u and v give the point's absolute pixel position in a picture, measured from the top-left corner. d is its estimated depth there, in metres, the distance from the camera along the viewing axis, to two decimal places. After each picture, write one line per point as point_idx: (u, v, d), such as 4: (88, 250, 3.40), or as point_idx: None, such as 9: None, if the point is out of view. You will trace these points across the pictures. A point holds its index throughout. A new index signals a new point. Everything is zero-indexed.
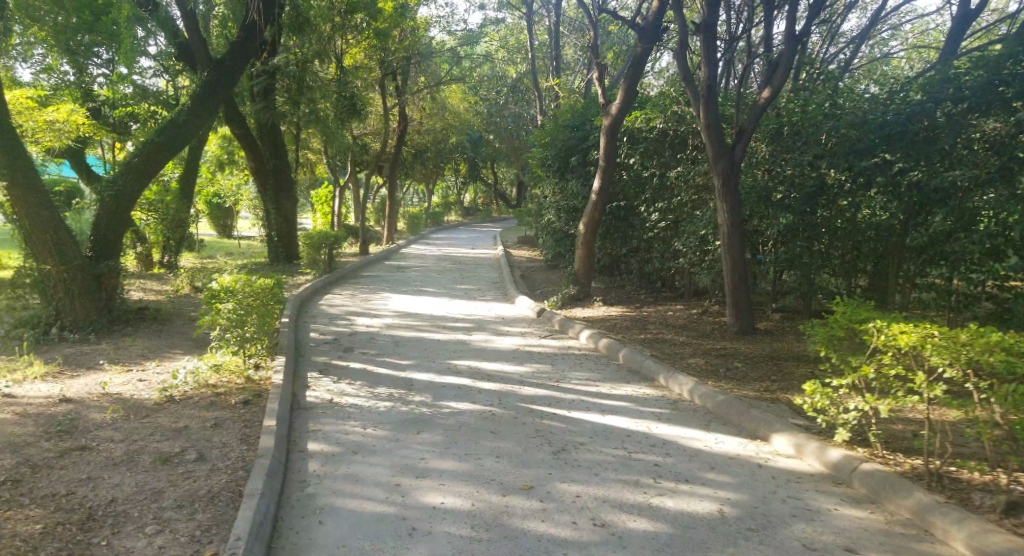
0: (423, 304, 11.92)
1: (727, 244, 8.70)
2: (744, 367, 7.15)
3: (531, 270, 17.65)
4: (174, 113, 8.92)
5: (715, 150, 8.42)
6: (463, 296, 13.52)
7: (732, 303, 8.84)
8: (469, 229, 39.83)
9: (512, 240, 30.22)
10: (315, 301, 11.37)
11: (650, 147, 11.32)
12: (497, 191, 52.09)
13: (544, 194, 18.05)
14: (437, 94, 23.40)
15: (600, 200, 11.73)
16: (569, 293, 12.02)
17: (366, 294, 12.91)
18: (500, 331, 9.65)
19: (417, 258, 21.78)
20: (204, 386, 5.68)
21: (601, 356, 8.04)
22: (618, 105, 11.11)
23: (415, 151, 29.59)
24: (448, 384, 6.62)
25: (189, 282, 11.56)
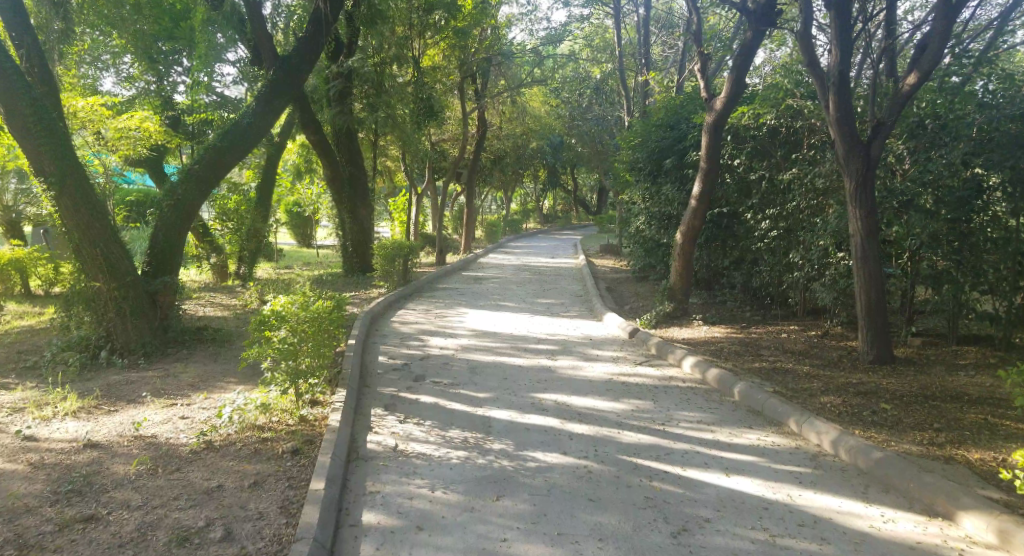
0: (501, 322, 11.01)
1: (861, 256, 7.52)
2: (894, 411, 5.76)
3: (617, 282, 16.52)
4: (238, 118, 8.48)
5: (847, 145, 7.42)
6: (544, 312, 12.55)
7: (865, 324, 7.56)
8: (548, 237, 38.86)
9: (594, 248, 29.04)
10: (386, 319, 10.62)
11: (760, 148, 10.46)
12: (576, 197, 50.91)
13: (632, 200, 16.93)
14: (519, 97, 22.65)
15: (702, 207, 10.64)
16: (664, 310, 10.87)
17: (442, 309, 12.11)
18: (589, 354, 8.63)
19: (496, 269, 20.94)
20: (252, 428, 5.04)
21: (709, 391, 6.89)
22: (721, 99, 10.10)
23: (494, 157, 28.87)
24: (533, 426, 5.64)
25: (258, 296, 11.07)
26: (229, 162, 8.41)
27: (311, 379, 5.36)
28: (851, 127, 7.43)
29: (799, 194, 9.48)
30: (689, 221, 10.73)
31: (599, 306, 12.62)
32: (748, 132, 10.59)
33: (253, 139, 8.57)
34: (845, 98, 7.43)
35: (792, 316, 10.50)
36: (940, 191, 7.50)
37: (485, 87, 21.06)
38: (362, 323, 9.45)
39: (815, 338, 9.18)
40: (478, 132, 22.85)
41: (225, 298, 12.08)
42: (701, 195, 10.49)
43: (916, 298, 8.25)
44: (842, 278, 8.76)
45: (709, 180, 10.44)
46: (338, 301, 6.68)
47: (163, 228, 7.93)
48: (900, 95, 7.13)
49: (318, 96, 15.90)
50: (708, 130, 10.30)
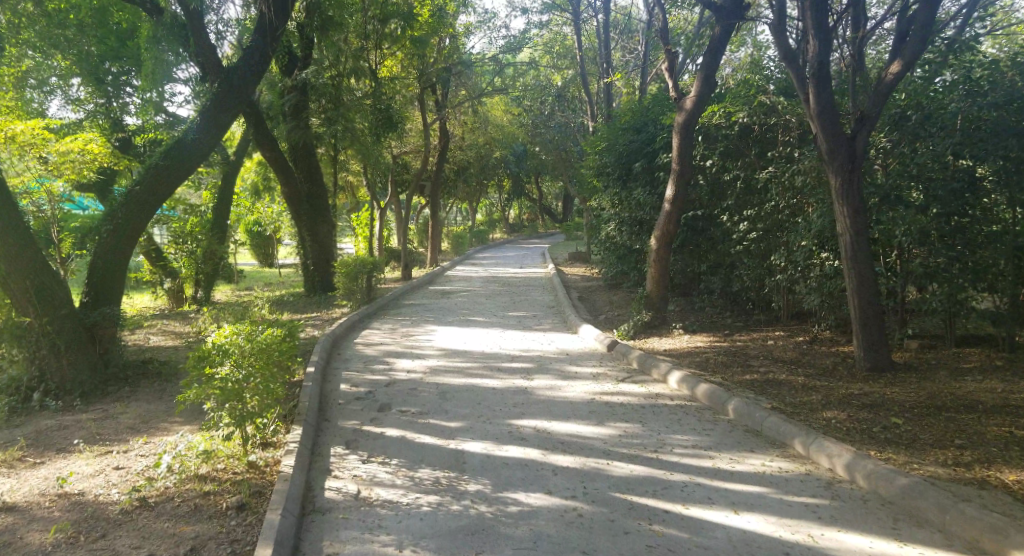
0: (472, 340, 10.36)
1: (851, 258, 7.06)
2: (906, 429, 5.31)
3: (589, 291, 15.98)
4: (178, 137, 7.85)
5: (830, 142, 6.97)
6: (517, 326, 11.94)
7: (859, 330, 7.16)
8: (514, 248, 38.40)
9: (563, 257, 28.54)
10: (348, 341, 9.90)
11: (733, 148, 10.04)
12: (542, 206, 50.45)
13: (600, 206, 16.45)
14: (480, 107, 22.17)
15: (676, 209, 10.14)
16: (642, 319, 10.30)
17: (409, 329, 11.41)
18: (567, 372, 8.05)
19: (464, 281, 20.29)
20: (196, 480, 4.28)
21: (701, 409, 6.33)
22: (692, 96, 9.63)
23: (457, 167, 28.25)
24: (511, 460, 5.00)
25: (214, 322, 10.31)
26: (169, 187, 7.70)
27: (260, 419, 4.64)
28: (833, 121, 6.97)
29: (778, 193, 9.02)
30: (663, 224, 10.24)
31: (574, 318, 12.04)
32: (720, 132, 10.16)
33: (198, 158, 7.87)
34: (826, 91, 6.98)
35: (774, 321, 10.04)
36: (928, 186, 7.11)
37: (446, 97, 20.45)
38: (320, 347, 8.74)
39: (803, 344, 8.74)
40: (440, 142, 22.23)
41: (177, 323, 11.37)
42: (675, 196, 9.99)
43: (908, 299, 7.87)
44: (830, 283, 8.32)
45: (682, 181, 9.95)
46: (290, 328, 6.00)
47: (103, 254, 7.26)
48: (884, 85, 6.71)
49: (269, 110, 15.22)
50: (677, 129, 9.81)
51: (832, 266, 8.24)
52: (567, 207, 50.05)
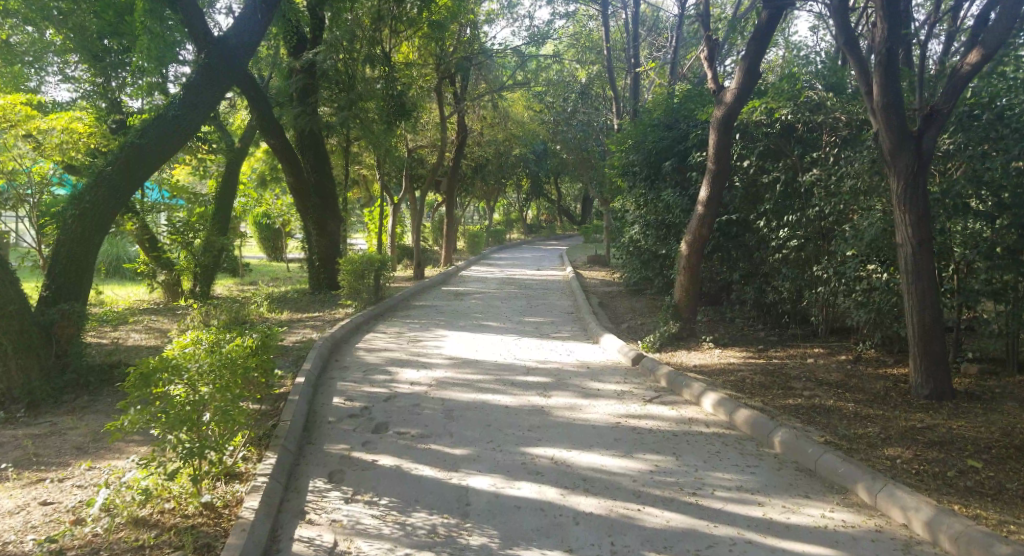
0: (484, 348, 9.65)
1: (912, 273, 6.22)
2: (989, 475, 4.48)
3: (609, 296, 15.22)
4: (163, 108, 7.42)
5: (894, 140, 6.16)
6: (532, 333, 11.22)
7: (917, 353, 6.29)
8: (533, 249, 37.74)
9: (582, 259, 27.82)
10: (348, 348, 9.24)
11: (775, 145, 9.22)
12: (561, 206, 49.68)
13: (624, 207, 15.68)
14: (500, 101, 21.50)
15: (710, 213, 9.37)
16: (668, 331, 9.49)
17: (417, 334, 10.74)
18: (588, 388, 7.29)
19: (479, 282, 19.63)
20: (135, 525, 3.61)
21: (741, 439, 5.54)
22: (732, 90, 8.87)
23: (475, 164, 27.60)
24: (524, 501, 4.25)
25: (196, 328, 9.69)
26: (143, 167, 7.15)
27: (221, 453, 3.94)
28: (899, 117, 6.17)
29: (822, 199, 8.21)
30: (694, 228, 9.48)
31: (592, 326, 11.29)
32: (760, 130, 9.37)
33: (182, 134, 7.48)
34: (892, 84, 6.19)
35: (812, 336, 9.20)
36: (998, 197, 6.25)
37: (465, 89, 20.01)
38: (314, 353, 8.06)
39: (846, 363, 7.89)
40: (457, 136, 21.60)
41: (160, 320, 11.74)
42: (709, 198, 9.24)
43: (971, 319, 6.95)
44: (882, 298, 7.45)
45: (717, 182, 9.20)
46: (263, 341, 5.38)
47: (69, 242, 6.68)
48: (959, 78, 5.93)
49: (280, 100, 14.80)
50: (715, 125, 9.08)
51: (881, 279, 7.41)
52: (586, 208, 49.31)
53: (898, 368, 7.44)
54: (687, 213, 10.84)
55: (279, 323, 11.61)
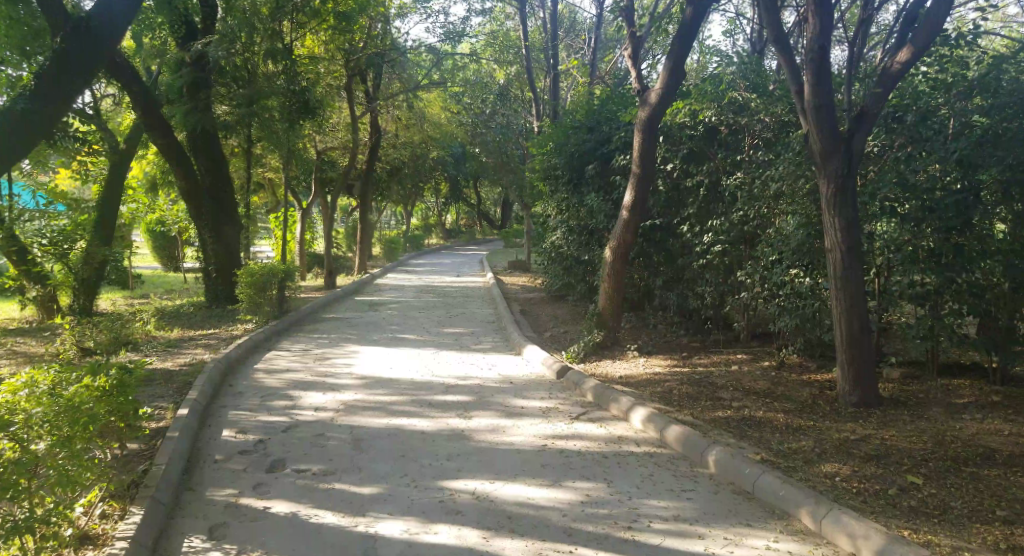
0: (400, 365, 9.12)
1: (844, 278, 6.09)
2: (930, 492, 4.26)
3: (530, 303, 14.90)
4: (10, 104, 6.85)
5: (826, 141, 6.05)
6: (451, 347, 10.74)
7: (845, 358, 6.15)
8: (452, 253, 37.22)
9: (501, 264, 27.51)
10: (242, 378, 8.43)
11: (697, 147, 9.03)
12: (480, 210, 49.30)
13: (544, 212, 15.41)
14: (415, 102, 20.96)
15: (634, 218, 9.05)
16: (592, 339, 9.14)
17: (327, 353, 10.09)
18: (511, 407, 6.87)
19: (395, 291, 18.99)
20: None
21: (673, 459, 5.23)
22: (657, 91, 8.64)
23: (390, 168, 26.91)
24: (440, 551, 3.81)
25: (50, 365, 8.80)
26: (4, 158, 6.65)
27: (55, 521, 3.57)
28: (831, 117, 6.05)
29: (744, 203, 8.06)
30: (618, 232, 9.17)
31: (514, 337, 10.89)
32: (680, 132, 9.20)
33: (35, 134, 6.87)
34: (825, 83, 6.07)
35: (734, 341, 9.06)
36: (924, 196, 6.07)
37: (376, 89, 19.52)
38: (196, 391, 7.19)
39: (771, 370, 7.75)
40: (370, 138, 20.95)
41: (27, 346, 10.98)
42: (634, 201, 8.93)
43: (893, 322, 6.88)
44: (807, 303, 7.32)
45: (643, 186, 8.89)
46: (120, 380, 4.85)
47: None
48: (890, 76, 5.90)
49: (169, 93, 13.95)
50: (640, 127, 8.82)
51: (804, 284, 7.27)
52: (506, 212, 49.24)
53: (823, 373, 7.33)
54: (610, 219, 10.58)
55: (172, 344, 10.72)
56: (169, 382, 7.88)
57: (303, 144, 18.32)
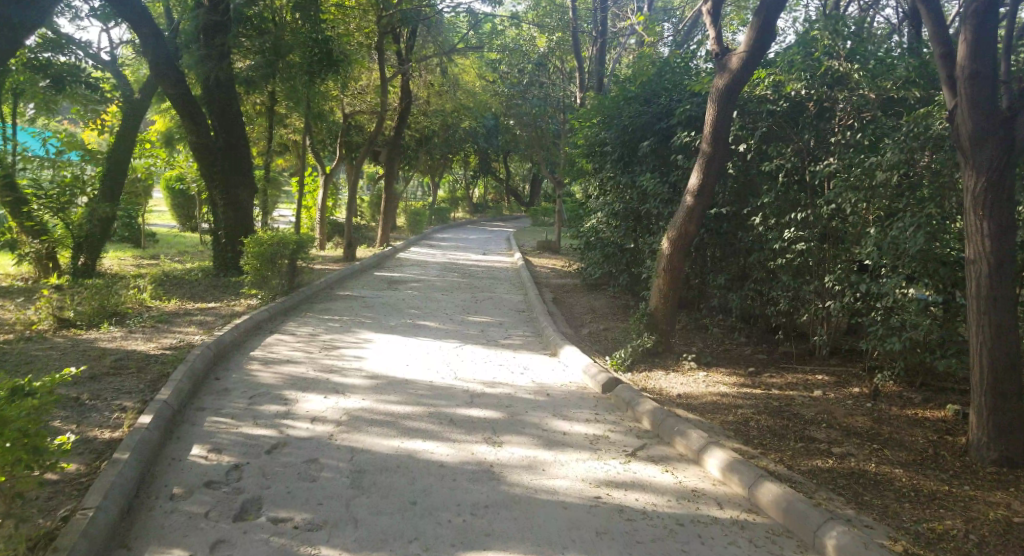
0: (418, 364, 7.86)
1: (993, 296, 4.65)
2: None
3: (563, 291, 13.58)
4: None
5: (986, 114, 4.62)
6: (478, 342, 9.46)
7: (984, 401, 4.72)
8: (478, 229, 36.10)
9: (531, 243, 26.26)
10: (231, 371, 7.20)
11: (778, 125, 7.51)
12: (508, 185, 47.90)
13: (583, 191, 14.05)
14: (447, 66, 19.68)
15: (699, 206, 7.65)
16: (642, 345, 7.82)
17: (336, 343, 8.84)
18: (549, 434, 5.59)
19: (417, 267, 17.76)
20: None
21: (772, 535, 3.89)
22: (739, 54, 7.18)
23: (418, 136, 25.67)
24: None
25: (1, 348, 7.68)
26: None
27: None
28: (993, 86, 4.65)
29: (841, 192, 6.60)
30: (674, 223, 7.89)
31: (548, 335, 9.56)
32: (759, 107, 7.67)
33: None
34: (989, 40, 4.65)
35: (809, 356, 7.61)
36: None
37: (408, 49, 18.44)
38: (169, 388, 6.03)
39: (864, 399, 6.32)
40: (399, 103, 19.75)
41: (6, 310, 9.75)
42: (698, 184, 7.58)
43: None
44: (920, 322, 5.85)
45: (711, 167, 7.53)
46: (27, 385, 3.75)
47: None
48: None
49: (185, 39, 13.29)
50: (713, 97, 7.42)
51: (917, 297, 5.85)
52: (534, 189, 47.86)
53: (934, 409, 5.90)
54: (666, 206, 9.18)
55: (161, 318, 9.57)
56: (137, 374, 6.70)
57: (326, 104, 17.12)
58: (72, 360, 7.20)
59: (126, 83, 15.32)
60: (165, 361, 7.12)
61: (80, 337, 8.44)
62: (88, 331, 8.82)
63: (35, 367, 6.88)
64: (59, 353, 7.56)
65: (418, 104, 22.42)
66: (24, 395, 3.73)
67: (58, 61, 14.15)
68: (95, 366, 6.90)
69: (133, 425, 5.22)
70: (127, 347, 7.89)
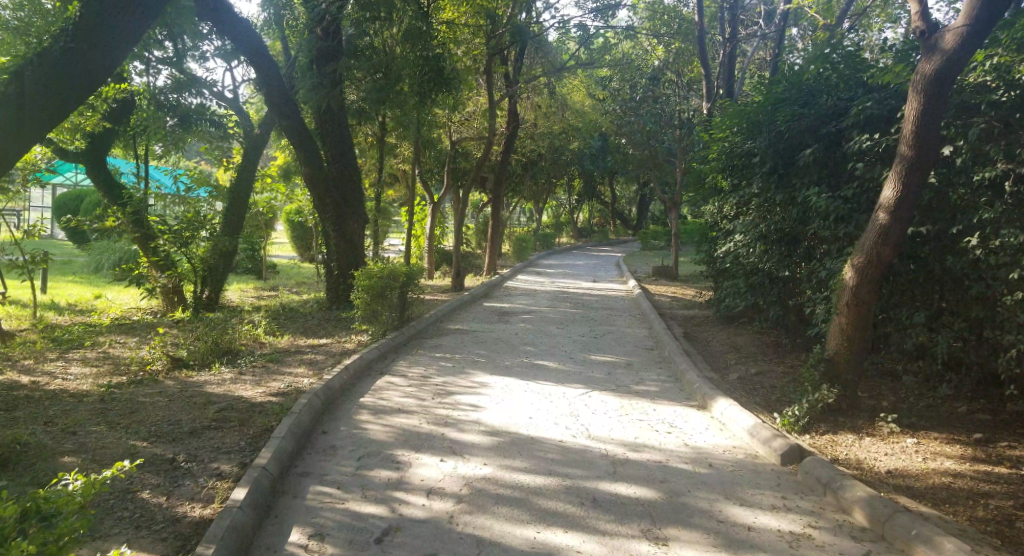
0: (543, 416, 6.70)
1: None
2: None
3: (696, 326, 12.13)
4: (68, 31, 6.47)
5: None
6: (610, 387, 8.20)
7: None
8: (585, 254, 34.94)
9: (645, 269, 24.70)
10: (338, 423, 6.23)
11: (1007, 117, 6.37)
12: (614, 209, 46.50)
13: (716, 211, 12.63)
14: (558, 86, 18.80)
15: (895, 228, 6.31)
16: (823, 401, 6.56)
17: (450, 386, 7.81)
18: (733, 531, 4.24)
19: (529, 296, 16.74)
20: None
21: None
22: (956, 30, 5.94)
23: (525, 160, 24.86)
24: None
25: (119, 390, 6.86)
26: None
27: None
28: None
29: None
30: (860, 249, 6.56)
31: (693, 380, 8.19)
32: (977, 99, 6.60)
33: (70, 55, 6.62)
34: None
35: None
36: None
37: (518, 71, 17.73)
38: (271, 449, 5.02)
39: None
40: (508, 126, 18.99)
41: (120, 348, 9.10)
42: (899, 195, 6.20)
43: None
44: None
45: (913, 176, 6.16)
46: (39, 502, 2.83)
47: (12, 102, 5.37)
48: None
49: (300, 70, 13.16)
50: (917, 87, 6.11)
51: None
52: (641, 212, 46.27)
53: None
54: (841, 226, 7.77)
55: (273, 357, 8.74)
56: (243, 427, 5.62)
57: (436, 128, 16.57)
58: (178, 410, 6.08)
59: (247, 120, 15.47)
60: (275, 412, 6.03)
61: (192, 379, 7.50)
62: (200, 372, 7.92)
63: (139, 418, 5.76)
64: (167, 399, 6.54)
65: (526, 127, 21.66)
66: (44, 522, 2.78)
67: (187, 101, 14.37)
68: (198, 419, 5.80)
69: (226, 501, 4.14)
70: (237, 391, 6.92)
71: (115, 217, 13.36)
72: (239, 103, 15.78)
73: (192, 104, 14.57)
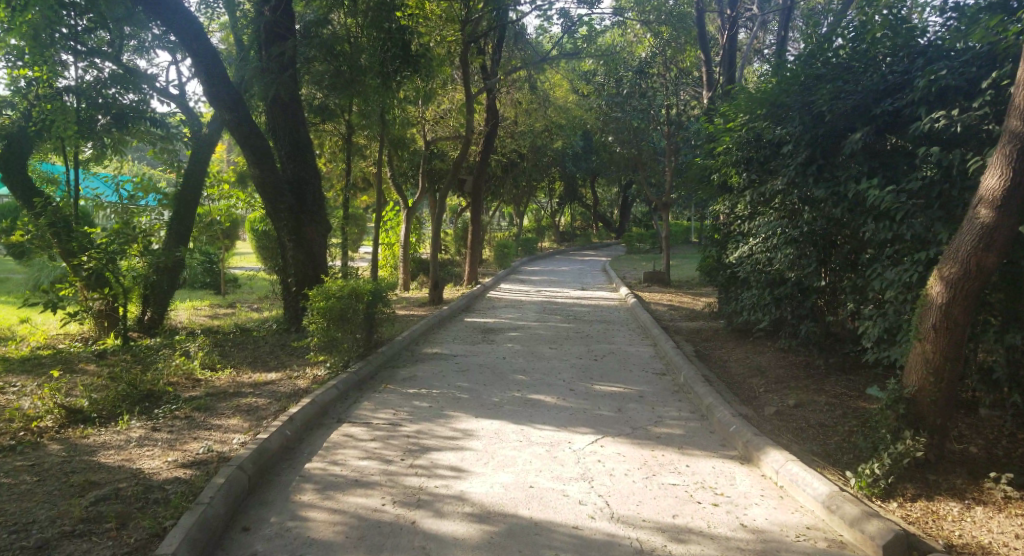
0: (548, 485, 5.08)
1: None
2: None
3: (707, 344, 10.62)
4: None
5: None
6: (624, 430, 6.62)
7: None
8: (568, 258, 33.69)
9: (635, 274, 23.22)
10: (268, 512, 4.54)
11: None
12: (596, 211, 45.20)
13: (727, 211, 11.17)
14: (539, 78, 17.30)
15: (1003, 223, 4.80)
16: (909, 456, 4.94)
17: (424, 439, 6.16)
18: None
19: (513, 308, 15.18)
20: None
21: None
22: None
23: (506, 161, 23.37)
24: None
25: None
26: None
27: None
28: None
29: None
30: (951, 256, 5.03)
31: (725, 420, 6.61)
32: None
33: None
34: None
35: None
36: None
37: (495, 63, 16.21)
38: None
39: None
40: (486, 124, 17.47)
41: (9, 395, 7.32)
42: (1006, 184, 4.75)
43: None
44: None
45: None
46: None
47: None
48: None
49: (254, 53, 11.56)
50: None
51: None
52: (624, 214, 45.17)
53: None
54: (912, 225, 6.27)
55: (201, 403, 6.99)
56: (121, 533, 3.98)
57: (406, 124, 14.99)
58: (40, 503, 4.38)
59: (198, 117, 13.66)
60: (172, 502, 4.33)
61: (84, 442, 5.80)
62: (99, 429, 6.21)
63: None
64: (33, 480, 4.83)
65: (504, 125, 20.16)
66: None
67: (124, 100, 12.50)
68: (61, 518, 4.13)
69: None
70: (135, 464, 5.23)
71: (24, 230, 11.27)
72: (186, 101, 14.03)
73: (132, 103, 12.64)
